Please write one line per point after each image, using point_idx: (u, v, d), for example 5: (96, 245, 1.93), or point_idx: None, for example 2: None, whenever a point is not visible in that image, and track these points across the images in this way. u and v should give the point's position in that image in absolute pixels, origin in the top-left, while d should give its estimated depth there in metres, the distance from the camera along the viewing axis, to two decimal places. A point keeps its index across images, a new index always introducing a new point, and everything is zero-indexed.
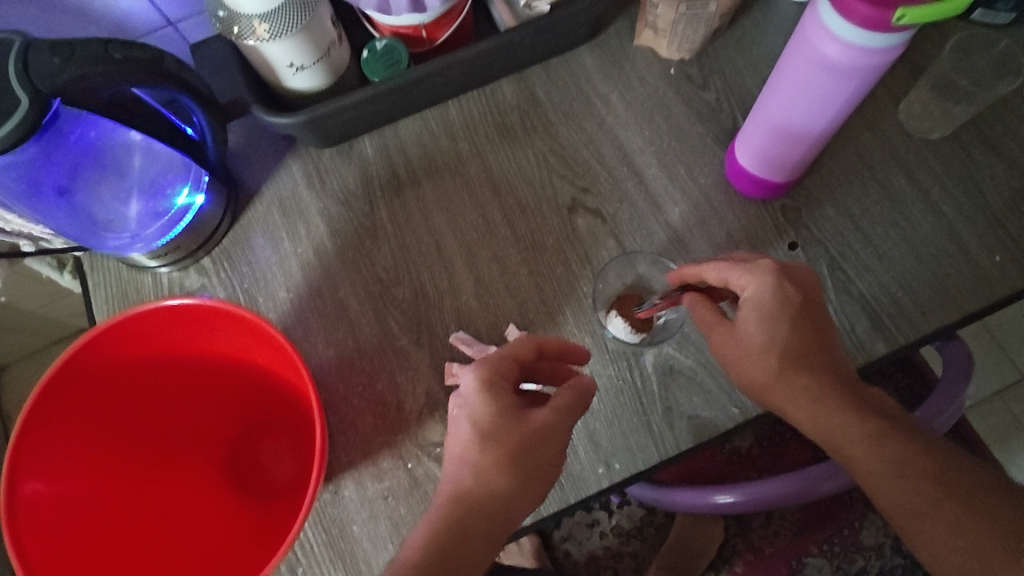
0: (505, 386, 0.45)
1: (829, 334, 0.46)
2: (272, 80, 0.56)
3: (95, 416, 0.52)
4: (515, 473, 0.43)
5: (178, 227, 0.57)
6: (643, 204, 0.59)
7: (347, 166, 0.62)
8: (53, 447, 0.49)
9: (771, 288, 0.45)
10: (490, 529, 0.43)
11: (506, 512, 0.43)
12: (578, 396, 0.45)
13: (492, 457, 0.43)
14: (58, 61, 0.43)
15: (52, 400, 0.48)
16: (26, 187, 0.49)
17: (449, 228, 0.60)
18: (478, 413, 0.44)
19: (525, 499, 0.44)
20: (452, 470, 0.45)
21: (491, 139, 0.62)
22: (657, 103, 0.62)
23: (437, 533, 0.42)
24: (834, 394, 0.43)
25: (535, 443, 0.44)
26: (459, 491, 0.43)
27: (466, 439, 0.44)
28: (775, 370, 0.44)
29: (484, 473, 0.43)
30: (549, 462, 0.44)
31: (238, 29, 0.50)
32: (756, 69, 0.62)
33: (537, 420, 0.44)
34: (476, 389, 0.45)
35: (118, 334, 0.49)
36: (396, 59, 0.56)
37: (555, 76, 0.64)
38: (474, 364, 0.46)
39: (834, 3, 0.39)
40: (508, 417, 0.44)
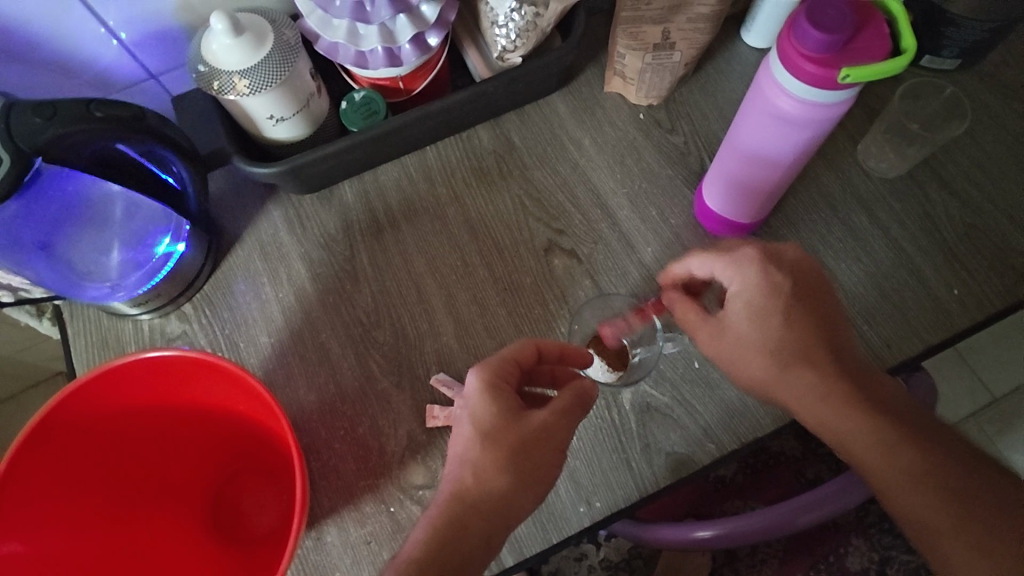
0: (508, 388, 0.46)
1: (835, 327, 0.47)
2: (253, 132, 0.57)
3: (76, 468, 0.52)
4: (515, 472, 0.44)
5: (159, 275, 0.57)
6: (618, 245, 0.61)
7: (327, 212, 0.63)
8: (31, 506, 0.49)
9: (754, 280, 0.46)
10: (490, 523, 0.43)
11: (508, 510, 0.43)
12: (574, 397, 0.45)
13: (489, 458, 0.44)
14: (41, 120, 0.44)
15: (31, 457, 0.48)
16: (6, 243, 0.50)
17: (429, 270, 0.61)
18: (477, 413, 0.45)
19: (523, 499, 0.44)
20: (452, 470, 0.45)
21: (468, 182, 0.64)
22: (627, 146, 0.64)
23: (440, 529, 0.43)
24: (848, 397, 0.44)
25: (532, 445, 0.44)
26: (461, 490, 0.44)
27: (467, 439, 0.45)
28: (785, 369, 0.45)
29: (483, 472, 0.44)
30: (545, 463, 0.44)
31: (219, 84, 0.52)
32: (722, 113, 0.65)
33: (536, 420, 0.44)
34: (477, 390, 0.45)
35: (97, 387, 0.49)
36: (374, 109, 0.58)
37: (529, 121, 0.66)
38: (477, 365, 0.46)
39: (784, 63, 0.42)
40: (510, 415, 0.45)
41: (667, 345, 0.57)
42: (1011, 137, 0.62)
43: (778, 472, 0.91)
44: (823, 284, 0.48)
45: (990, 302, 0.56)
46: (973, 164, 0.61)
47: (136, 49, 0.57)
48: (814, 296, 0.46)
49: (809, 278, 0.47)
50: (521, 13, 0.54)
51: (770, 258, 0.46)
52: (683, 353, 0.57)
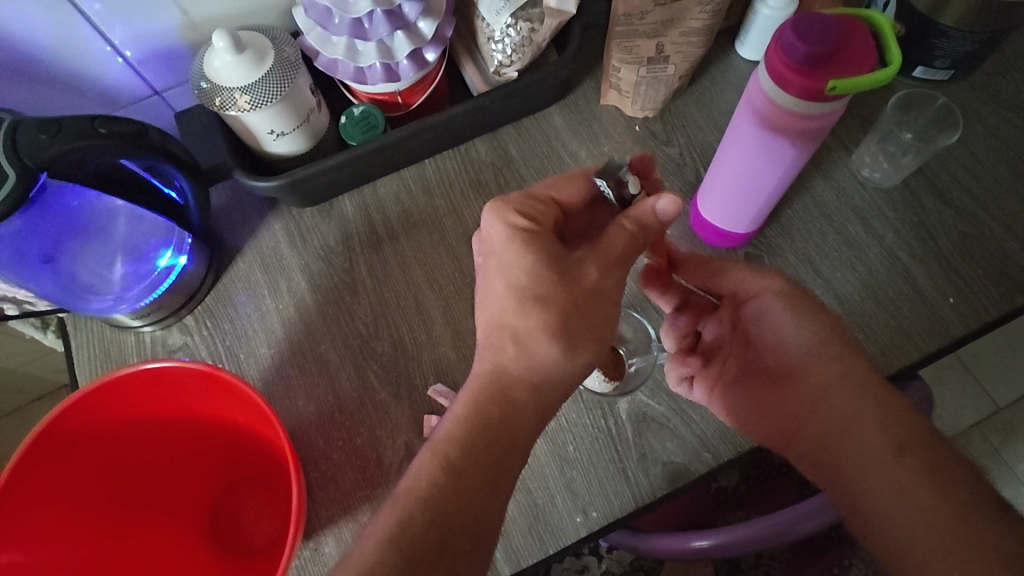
0: (539, 236, 0.41)
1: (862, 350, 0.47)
2: (254, 147, 0.58)
3: (78, 478, 0.53)
4: (566, 338, 0.40)
5: (160, 288, 0.58)
6: None
7: (327, 224, 0.64)
8: (32, 517, 0.49)
9: (781, 285, 0.50)
10: (535, 413, 0.41)
11: (553, 381, 0.41)
12: (638, 225, 0.42)
13: (540, 318, 0.40)
14: (46, 137, 0.45)
15: (33, 467, 0.49)
16: (11, 257, 0.50)
17: (427, 282, 0.62)
18: (514, 268, 0.41)
19: (578, 361, 0.41)
20: (491, 341, 0.42)
21: (466, 195, 0.65)
22: (623, 158, 0.65)
23: (475, 422, 0.40)
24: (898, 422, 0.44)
25: (586, 301, 0.41)
26: (497, 379, 0.41)
27: (504, 300, 0.41)
28: (835, 390, 0.46)
29: (532, 343, 0.40)
30: (595, 329, 0.41)
31: (221, 100, 0.53)
32: (717, 125, 0.66)
33: (590, 276, 0.41)
34: (510, 241, 0.41)
35: (99, 397, 0.50)
36: (373, 123, 0.60)
37: (526, 134, 0.67)
38: (507, 212, 0.42)
39: (773, 78, 0.43)
40: (558, 261, 0.41)
41: (661, 355, 0.57)
42: (1005, 146, 0.62)
43: (780, 484, 0.91)
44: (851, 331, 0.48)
45: (985, 310, 0.56)
46: (968, 173, 0.62)
47: (140, 66, 0.58)
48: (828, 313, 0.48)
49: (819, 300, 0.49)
50: (517, 28, 0.56)
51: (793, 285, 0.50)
52: None
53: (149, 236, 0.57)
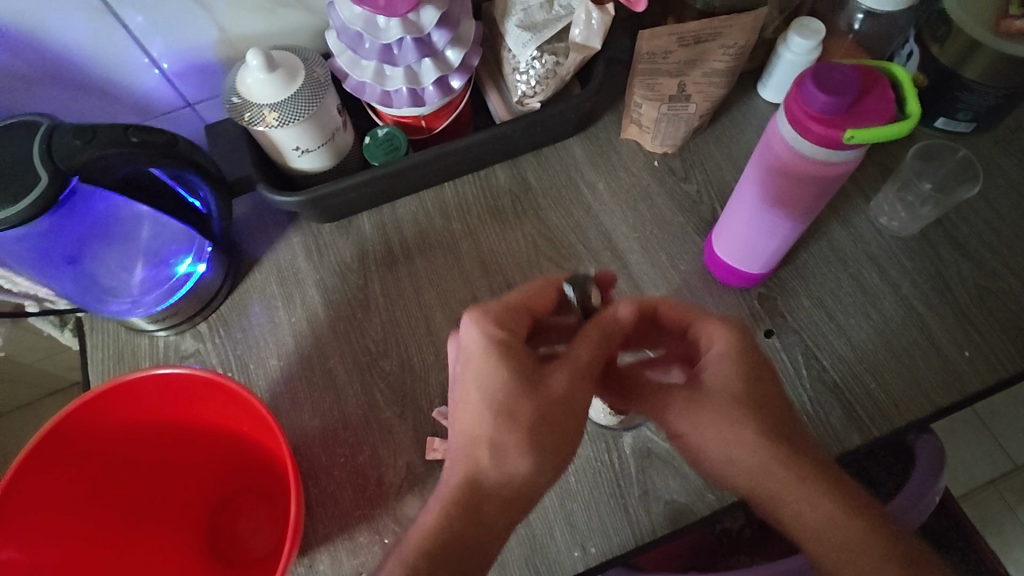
0: (512, 344, 0.42)
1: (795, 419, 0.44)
2: (278, 162, 0.60)
3: (81, 478, 0.53)
4: (537, 452, 0.40)
5: (178, 292, 0.60)
6: (627, 288, 0.61)
7: (344, 241, 0.65)
8: (35, 513, 0.50)
9: (734, 333, 0.44)
10: (510, 518, 0.40)
11: (528, 493, 0.40)
12: (602, 331, 0.43)
13: (515, 436, 0.39)
14: (80, 143, 0.47)
15: (39, 463, 0.49)
16: (37, 257, 0.52)
17: (439, 304, 0.62)
18: (485, 380, 0.41)
19: (548, 473, 0.40)
20: (462, 447, 0.41)
21: (483, 221, 0.66)
22: (641, 192, 0.66)
23: (454, 517, 0.39)
24: (829, 488, 0.41)
25: (557, 409, 0.40)
26: (470, 482, 0.40)
27: (474, 409, 0.41)
28: (765, 465, 0.41)
29: (505, 455, 0.40)
30: (566, 437, 0.41)
31: (250, 115, 0.54)
32: (735, 164, 0.66)
33: (558, 382, 0.41)
34: (482, 350, 0.41)
35: (110, 399, 0.50)
36: (396, 145, 0.61)
37: (546, 163, 0.68)
38: (478, 317, 0.43)
39: (793, 124, 0.43)
40: (529, 375, 0.41)
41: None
42: None
43: None
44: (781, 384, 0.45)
45: (1002, 366, 0.56)
46: (987, 226, 0.61)
47: (176, 78, 0.60)
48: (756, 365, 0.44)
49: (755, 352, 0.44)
50: (542, 61, 0.57)
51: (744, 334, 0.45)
52: None
53: (171, 242, 0.59)
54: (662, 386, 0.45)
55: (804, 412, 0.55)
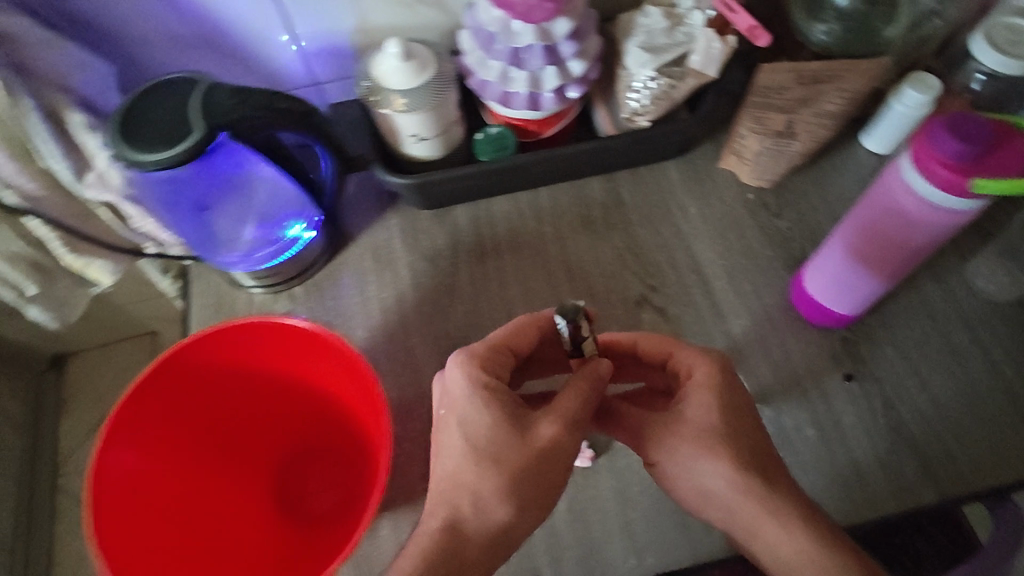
0: (494, 398, 0.47)
1: (767, 456, 0.47)
2: (392, 145, 0.63)
3: (186, 404, 0.56)
4: (516, 500, 0.44)
5: (283, 255, 0.63)
6: (708, 311, 0.62)
7: (439, 229, 0.69)
8: (143, 425, 0.53)
9: (711, 369, 0.48)
10: (490, 561, 0.44)
11: (509, 537, 0.44)
12: (588, 383, 0.47)
13: (493, 479, 0.44)
14: (234, 103, 0.51)
15: (159, 381, 0.53)
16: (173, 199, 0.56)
17: (522, 301, 0.64)
18: (471, 431, 0.45)
19: (527, 520, 0.45)
20: (446, 490, 0.45)
21: (574, 228, 0.68)
22: (731, 222, 0.67)
23: (434, 561, 0.42)
24: (799, 519, 0.44)
25: (542, 461, 0.45)
26: (449, 525, 0.44)
27: (460, 455, 0.45)
28: (736, 496, 0.45)
29: (487, 503, 0.44)
30: (552, 485, 0.45)
31: (380, 99, 0.58)
32: (830, 207, 0.67)
33: (542, 434, 0.45)
34: (469, 400, 0.46)
35: (231, 337, 0.54)
36: (504, 144, 0.64)
37: (641, 181, 0.69)
38: (462, 365, 0.47)
39: (917, 164, 0.44)
40: (514, 423, 0.46)
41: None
42: None
43: None
44: (758, 421, 0.48)
45: None
46: None
47: (312, 58, 0.65)
48: (737, 413, 0.47)
49: (735, 391, 0.48)
50: (658, 83, 0.59)
51: (727, 370, 0.48)
52: None
53: (285, 209, 0.63)
54: (646, 415, 0.50)
55: (877, 460, 0.55)
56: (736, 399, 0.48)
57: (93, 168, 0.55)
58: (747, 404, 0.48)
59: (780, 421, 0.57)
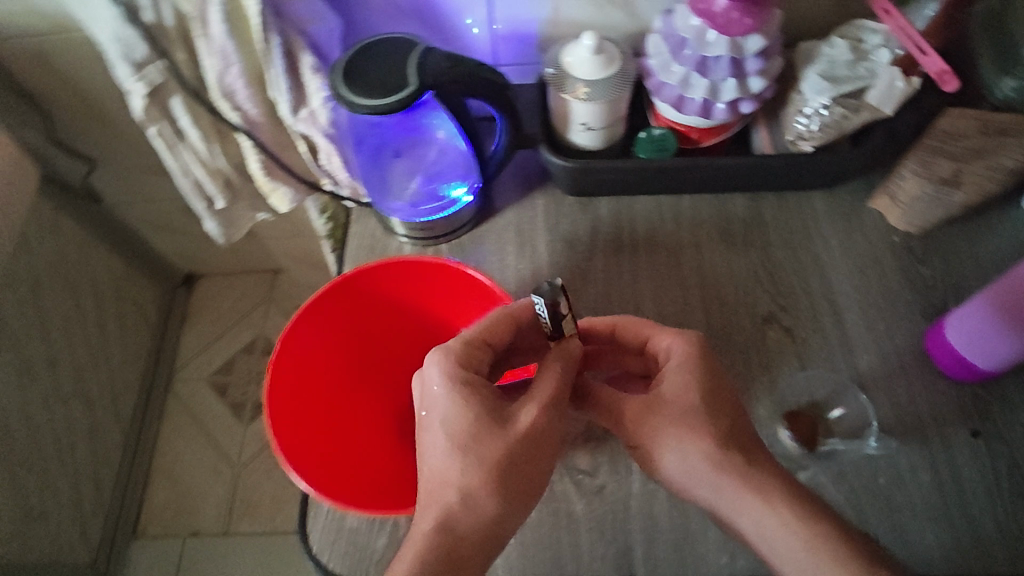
0: (473, 393, 0.49)
1: (743, 428, 0.50)
2: (559, 129, 0.67)
3: (366, 312, 0.66)
4: (503, 492, 0.47)
5: (440, 212, 0.69)
6: (836, 341, 0.63)
7: (582, 216, 0.73)
8: (331, 314, 0.63)
9: (687, 345, 0.52)
10: (483, 555, 0.46)
11: (499, 529, 0.46)
12: (567, 363, 0.52)
13: (478, 471, 0.46)
14: (446, 66, 0.57)
15: (358, 283, 0.62)
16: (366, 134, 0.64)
17: (651, 296, 0.67)
18: (453, 423, 0.48)
19: (516, 512, 0.47)
20: (435, 486, 0.47)
21: (712, 238, 0.70)
22: (873, 261, 0.67)
23: (430, 551, 0.44)
24: (786, 494, 0.46)
25: (530, 444, 0.48)
26: (439, 518, 0.46)
27: (443, 448, 0.48)
28: (721, 474, 0.47)
29: (475, 495, 0.46)
30: (540, 469, 0.48)
31: (564, 84, 0.62)
32: (980, 264, 0.66)
33: (525, 421, 0.48)
34: (447, 394, 0.49)
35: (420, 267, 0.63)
36: (664, 146, 0.67)
37: (786, 206, 0.71)
38: (439, 361, 0.50)
39: None
40: (495, 416, 0.49)
41: (872, 442, 0.58)
42: None
43: None
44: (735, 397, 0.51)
45: None
46: None
47: (501, 39, 0.70)
48: (713, 392, 0.50)
49: (710, 368, 0.51)
50: (831, 111, 0.60)
51: (700, 348, 0.52)
52: (871, 466, 0.57)
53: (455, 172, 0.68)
54: (622, 396, 0.53)
55: (994, 521, 0.54)
56: (716, 379, 0.51)
57: (308, 105, 0.62)
58: (723, 384, 0.51)
59: (895, 460, 0.57)
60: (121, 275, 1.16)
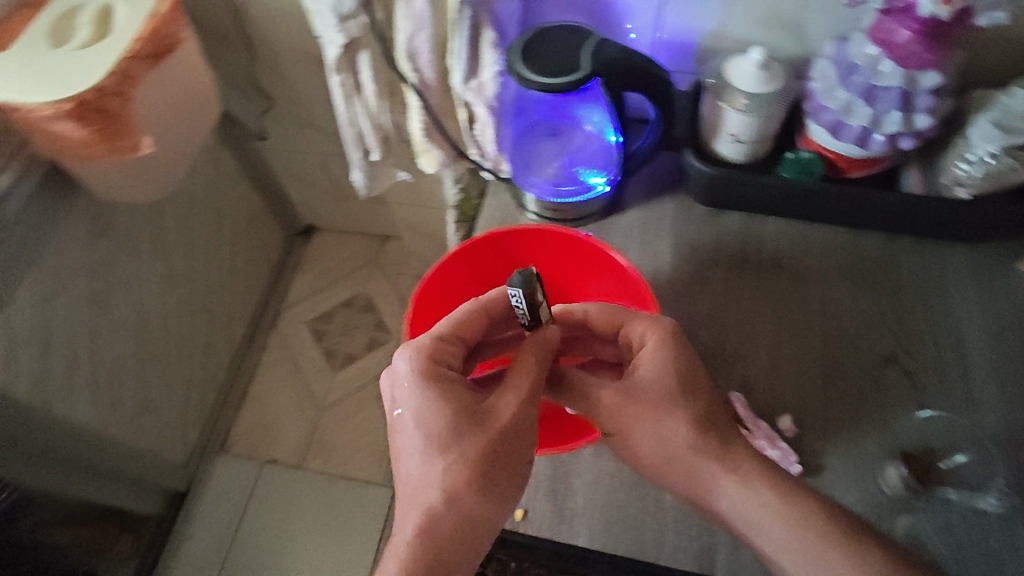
0: (443, 389, 0.53)
1: (717, 419, 0.54)
2: (707, 137, 0.69)
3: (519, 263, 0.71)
4: (483, 485, 0.50)
5: (571, 197, 0.72)
6: (959, 395, 0.61)
7: (710, 226, 0.74)
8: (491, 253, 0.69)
9: (663, 332, 0.56)
10: (470, 546, 0.49)
11: (483, 519, 0.50)
12: (540, 352, 0.55)
13: (455, 467, 0.50)
14: (619, 56, 0.60)
15: (525, 237, 0.68)
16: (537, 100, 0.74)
17: (769, 314, 0.67)
18: (427, 425, 0.51)
19: (498, 504, 0.51)
20: (417, 488, 0.51)
21: (841, 270, 0.69)
22: (1013, 322, 0.64)
23: (421, 542, 0.48)
24: (762, 478, 0.52)
25: (509, 433, 0.52)
26: (422, 513, 0.49)
27: (421, 448, 0.51)
28: (693, 456, 0.52)
29: (455, 489, 0.50)
30: (521, 457, 0.52)
31: (724, 93, 0.64)
32: None
33: (501, 412, 0.52)
34: (418, 398, 0.53)
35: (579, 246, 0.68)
36: (810, 170, 0.67)
37: (925, 252, 0.69)
38: (410, 359, 0.54)
39: None
40: (471, 414, 0.52)
41: (991, 499, 0.55)
42: None
43: None
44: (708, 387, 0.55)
45: None
46: None
47: (662, 45, 0.73)
48: (687, 379, 0.54)
49: (681, 356, 0.55)
50: (999, 160, 0.59)
51: (675, 336, 0.56)
52: (982, 525, 0.55)
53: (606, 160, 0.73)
54: (595, 381, 0.56)
55: None
56: (688, 365, 0.55)
57: (478, 77, 0.67)
58: (698, 374, 0.55)
59: (1011, 525, 0.55)
60: (257, 213, 1.28)
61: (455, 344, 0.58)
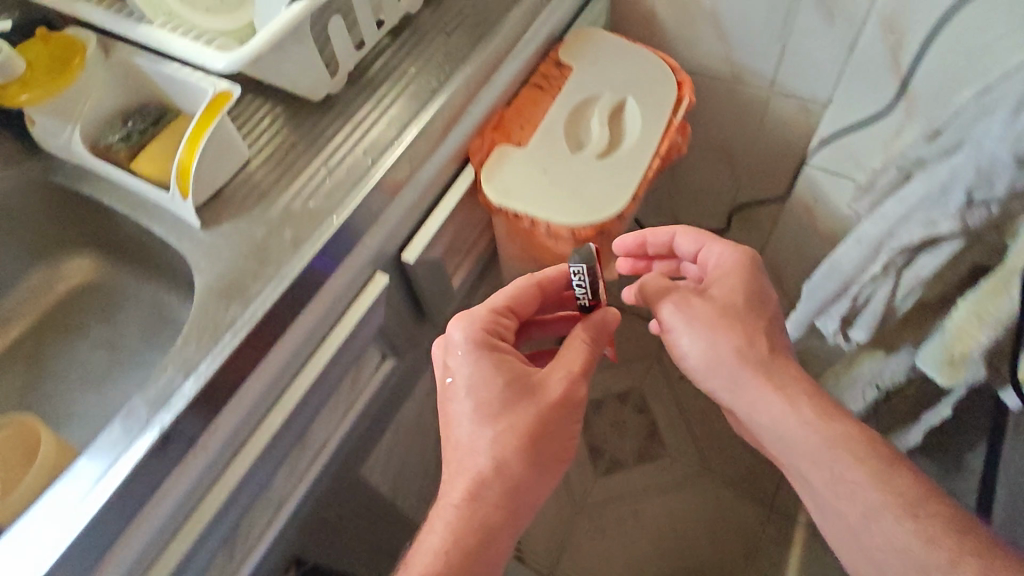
0: (486, 351, 0.49)
1: (789, 356, 0.52)
2: None
3: None
4: (537, 445, 0.47)
5: None
6: None
7: None
8: None
9: (745, 257, 0.54)
10: (516, 519, 0.46)
11: (535, 477, 0.47)
12: (597, 330, 0.51)
13: (500, 431, 0.47)
14: None
15: None
16: None
17: None
18: (476, 385, 0.48)
19: (549, 467, 0.48)
20: (461, 457, 0.47)
21: None
22: None
23: (467, 521, 0.45)
24: (833, 409, 0.48)
25: (568, 405, 0.48)
26: (468, 489, 0.46)
27: (467, 415, 0.47)
28: (770, 384, 0.50)
29: (499, 451, 0.46)
30: (573, 428, 0.49)
31: None
32: None
33: (551, 388, 0.48)
34: (466, 353, 0.49)
35: None
36: None
37: None
38: (456, 324, 0.50)
39: None
40: (521, 383, 0.48)
41: None
42: None
43: None
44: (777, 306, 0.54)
45: None
46: None
47: None
48: (762, 309, 0.53)
49: (759, 282, 0.54)
50: None
51: (755, 265, 0.54)
52: None
53: None
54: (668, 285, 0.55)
55: None
56: (754, 281, 0.54)
57: None
58: (767, 294, 0.54)
59: None
60: None
61: (508, 319, 0.53)
